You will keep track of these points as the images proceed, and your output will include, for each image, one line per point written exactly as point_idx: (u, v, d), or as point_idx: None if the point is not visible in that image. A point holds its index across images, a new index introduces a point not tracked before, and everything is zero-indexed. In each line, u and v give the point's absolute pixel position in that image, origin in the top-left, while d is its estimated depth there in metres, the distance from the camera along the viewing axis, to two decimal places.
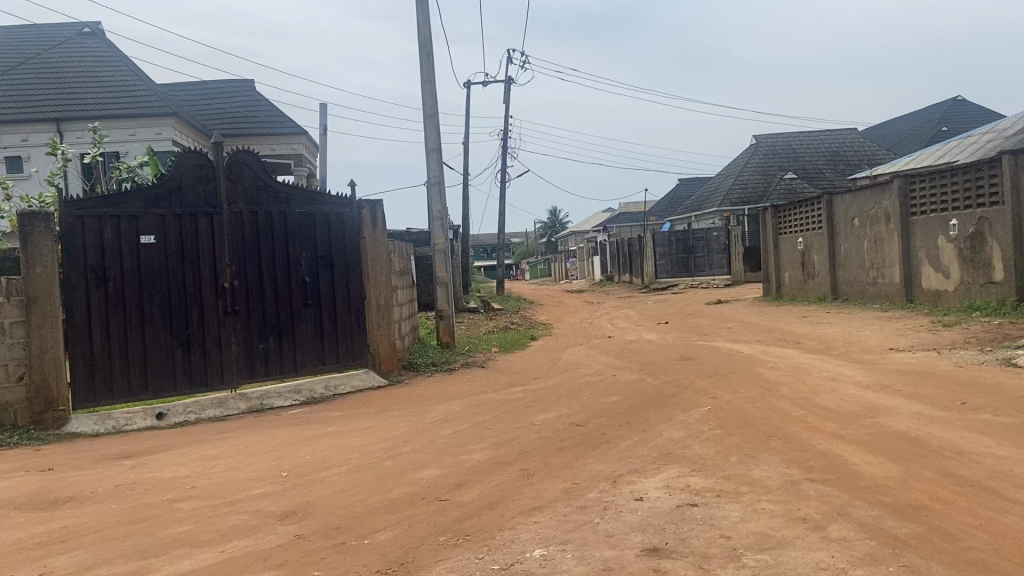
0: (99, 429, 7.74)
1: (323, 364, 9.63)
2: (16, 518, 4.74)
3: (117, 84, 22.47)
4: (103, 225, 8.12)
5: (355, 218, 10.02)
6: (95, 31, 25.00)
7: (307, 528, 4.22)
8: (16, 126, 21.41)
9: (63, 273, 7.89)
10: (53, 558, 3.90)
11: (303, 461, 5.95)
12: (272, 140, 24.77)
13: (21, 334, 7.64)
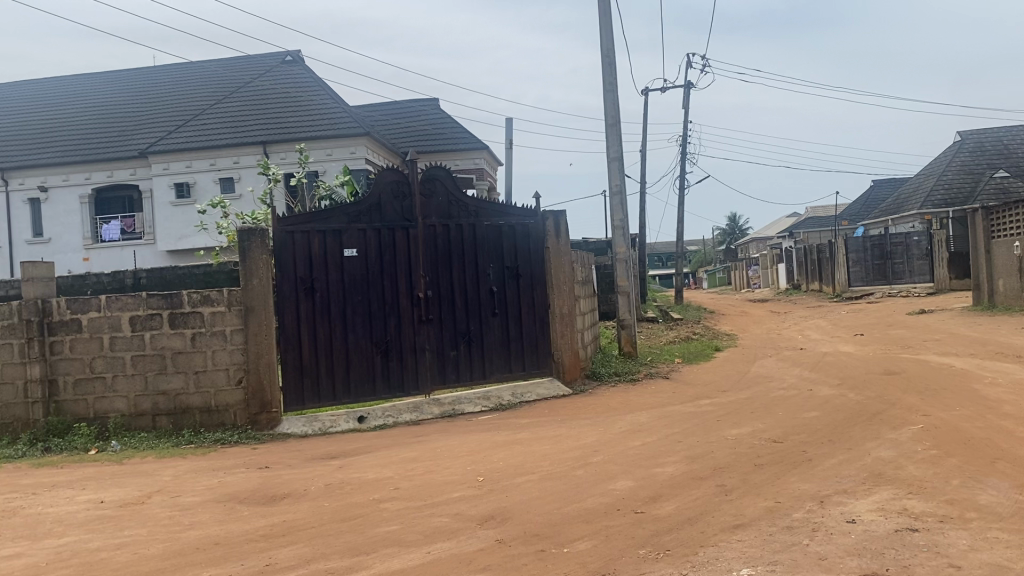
0: (308, 430, 8.28)
1: (510, 372, 9.82)
2: (243, 511, 5.14)
3: (317, 107, 24.06)
4: (311, 239, 8.69)
5: (540, 228, 10.16)
6: (296, 58, 26.89)
7: (507, 534, 4.30)
8: (230, 150, 23.39)
9: (277, 284, 8.51)
10: (276, 550, 4.18)
11: (498, 466, 6.08)
12: (456, 156, 25.67)
13: (239, 340, 8.35)
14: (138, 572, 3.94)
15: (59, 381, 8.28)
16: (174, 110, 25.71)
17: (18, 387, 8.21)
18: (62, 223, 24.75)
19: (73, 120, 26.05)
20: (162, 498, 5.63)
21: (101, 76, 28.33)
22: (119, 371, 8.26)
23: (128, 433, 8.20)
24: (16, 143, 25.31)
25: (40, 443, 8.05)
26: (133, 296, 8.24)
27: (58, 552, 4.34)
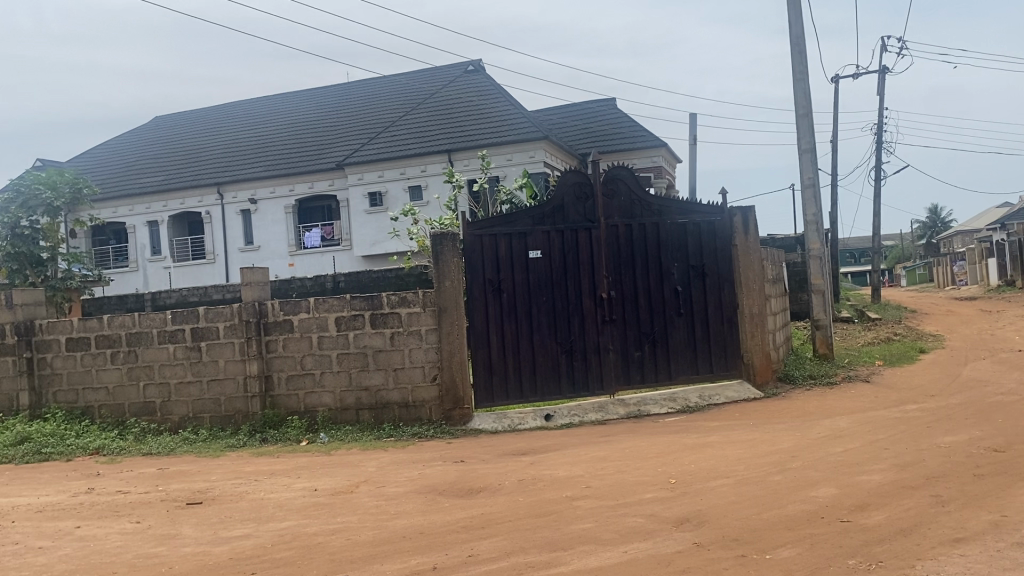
0: (497, 427, 8.51)
1: (697, 373, 9.63)
2: (443, 502, 5.37)
3: (498, 113, 24.64)
4: (499, 242, 8.93)
5: (726, 225, 9.87)
6: (478, 67, 27.70)
7: (705, 537, 4.23)
8: (417, 158, 24.43)
9: (466, 286, 8.81)
10: (477, 542, 4.33)
11: (690, 469, 5.99)
12: (634, 155, 25.48)
13: (433, 340, 8.71)
14: (352, 556, 4.20)
15: (273, 377, 8.99)
16: (366, 123, 27.19)
17: (239, 382, 9.02)
18: (269, 232, 26.75)
19: (277, 137, 28.14)
20: (368, 488, 5.97)
21: (300, 94, 30.44)
22: (326, 368, 8.85)
23: (334, 426, 8.78)
24: (229, 160, 27.67)
25: (258, 433, 8.78)
26: (338, 298, 8.79)
27: (281, 534, 4.71)
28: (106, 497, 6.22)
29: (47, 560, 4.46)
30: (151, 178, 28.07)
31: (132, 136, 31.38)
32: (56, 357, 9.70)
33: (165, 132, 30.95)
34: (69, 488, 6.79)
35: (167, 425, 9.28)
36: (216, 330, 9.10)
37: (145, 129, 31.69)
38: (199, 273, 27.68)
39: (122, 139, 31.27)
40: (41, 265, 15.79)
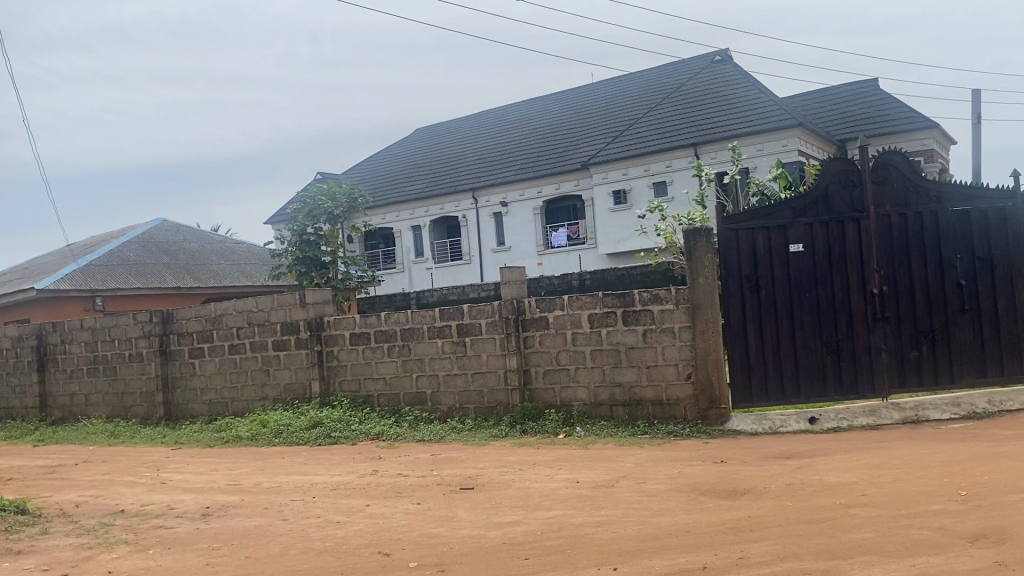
0: (757, 428, 8.22)
1: (985, 377, 8.73)
2: (707, 503, 5.28)
3: (748, 102, 23.81)
4: (756, 236, 8.62)
5: (1019, 211, 8.85)
6: (725, 57, 26.95)
7: (1008, 556, 3.82)
8: (664, 154, 24.21)
9: (722, 282, 8.58)
10: (748, 545, 4.21)
11: (983, 481, 5.44)
12: (901, 138, 23.58)
13: (687, 337, 8.58)
14: (619, 549, 4.26)
15: (531, 371, 9.31)
16: (613, 121, 27.37)
17: (500, 375, 9.46)
18: (520, 232, 27.70)
19: (527, 141, 29.10)
20: (630, 483, 6.02)
21: (548, 98, 31.26)
22: (580, 364, 9.03)
23: (589, 421, 8.95)
24: (483, 166, 29.03)
25: (518, 425, 9.16)
26: (591, 296, 8.93)
27: (549, 523, 4.87)
28: (388, 479, 6.77)
29: (344, 533, 4.94)
30: (414, 186, 30.16)
31: (398, 147, 33.84)
32: (341, 350, 10.70)
33: (426, 142, 33.09)
34: (356, 469, 7.47)
35: (436, 414, 9.94)
36: (479, 326, 9.60)
37: (409, 140, 34.05)
38: (457, 273, 29.25)
39: (389, 150, 33.81)
40: (325, 268, 17.51)
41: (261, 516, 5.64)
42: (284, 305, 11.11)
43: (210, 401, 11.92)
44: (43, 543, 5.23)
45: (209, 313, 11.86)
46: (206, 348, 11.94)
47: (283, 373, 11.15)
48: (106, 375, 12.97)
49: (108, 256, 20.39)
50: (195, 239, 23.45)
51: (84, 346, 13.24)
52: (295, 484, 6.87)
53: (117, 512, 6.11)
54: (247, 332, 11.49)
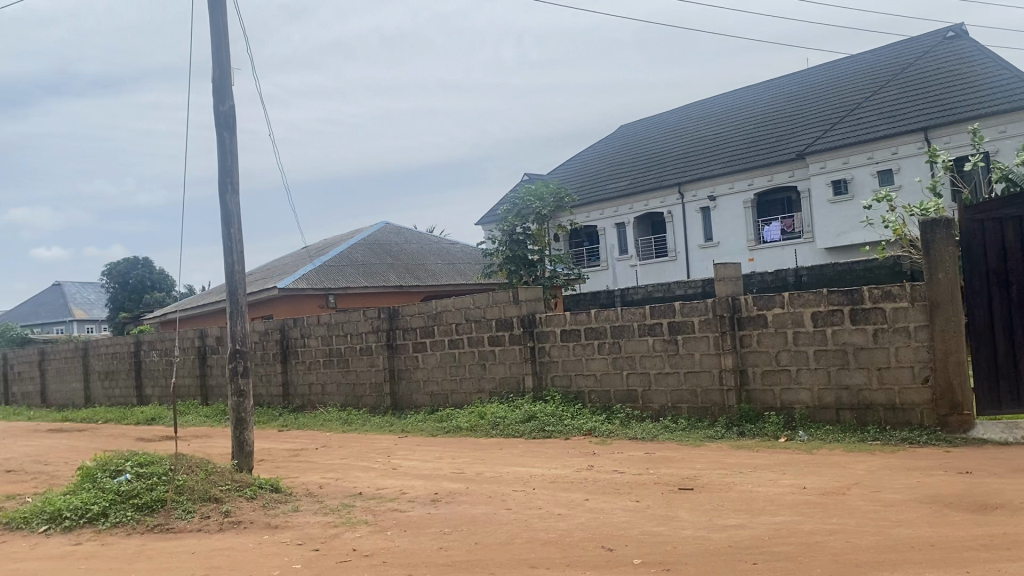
0: (1007, 437, 7.47)
1: None
2: (954, 516, 4.88)
3: (987, 80, 21.76)
4: (1005, 227, 7.85)
5: None
6: (959, 32, 24.78)
7: None
8: (889, 140, 22.63)
9: (966, 278, 7.89)
10: (1004, 564, 3.86)
11: None
12: None
13: (924, 337, 7.94)
14: (857, 559, 4.05)
15: (748, 372, 9.03)
16: (830, 107, 25.93)
17: (715, 375, 9.25)
18: (729, 227, 26.90)
19: (737, 132, 28.17)
20: (863, 491, 5.68)
21: (759, 87, 30.13)
22: (803, 364, 8.65)
23: (813, 424, 8.55)
24: (691, 160, 28.45)
25: (735, 427, 8.92)
26: (815, 293, 8.54)
27: (778, 529, 4.71)
28: (606, 475, 6.82)
29: (567, 526, 5.05)
30: (620, 182, 30.09)
31: (603, 145, 33.91)
32: (552, 346, 10.88)
33: (632, 138, 32.89)
34: (572, 463, 7.60)
35: (649, 413, 9.88)
36: (692, 324, 9.43)
37: (614, 137, 34.01)
38: (663, 271, 28.82)
39: (595, 148, 33.95)
40: (533, 266, 17.95)
41: (486, 504, 5.88)
42: (500, 303, 11.49)
43: (431, 393, 12.55)
44: (296, 520, 5.75)
45: (430, 310, 12.48)
46: (428, 343, 12.58)
47: (498, 368, 11.54)
48: (339, 366, 14.01)
49: (339, 257, 22.00)
50: (415, 241, 24.78)
51: (321, 340, 14.36)
52: (516, 475, 7.08)
53: (355, 494, 6.59)
54: (465, 327, 11.98)
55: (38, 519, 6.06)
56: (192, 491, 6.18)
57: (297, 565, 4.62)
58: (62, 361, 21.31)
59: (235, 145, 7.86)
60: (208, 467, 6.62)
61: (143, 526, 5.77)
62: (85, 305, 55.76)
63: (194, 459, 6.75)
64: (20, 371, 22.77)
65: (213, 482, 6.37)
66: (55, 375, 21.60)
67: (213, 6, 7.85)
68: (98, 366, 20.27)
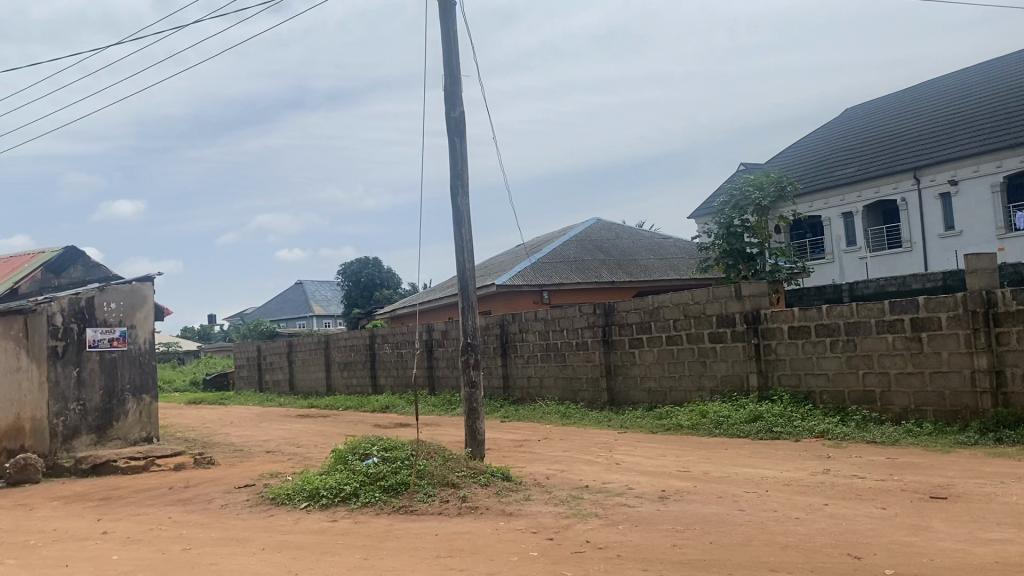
0: None
1: None
2: None
3: None
4: None
5: None
6: None
7: None
8: None
9: None
10: None
11: None
12: None
13: None
14: None
15: (1006, 373, 8.20)
16: None
17: (966, 376, 8.49)
18: (974, 214, 24.72)
19: (982, 109, 25.64)
20: None
21: (1008, 58, 27.25)
22: None
23: None
24: (927, 142, 26.26)
25: (990, 433, 8.13)
26: None
27: None
28: (845, 479, 6.47)
29: (806, 530, 4.84)
30: (845, 169, 28.35)
31: (826, 130, 32.07)
32: (779, 344, 10.45)
33: (858, 122, 30.86)
34: (805, 466, 7.26)
35: (888, 415, 9.24)
36: (938, 320, 8.72)
37: (837, 123, 32.10)
38: (898, 261, 27.20)
39: (816, 136, 32.22)
40: (752, 260, 17.36)
41: (717, 504, 5.76)
42: (720, 298, 11.20)
43: (650, 389, 12.47)
44: (529, 509, 5.93)
45: (647, 306, 12.38)
46: (645, 338, 12.51)
47: (720, 365, 11.27)
48: (557, 361, 14.25)
49: (554, 255, 22.38)
50: (628, 236, 24.72)
51: (538, 335, 14.69)
52: (746, 476, 6.88)
53: (583, 487, 6.69)
54: (684, 323, 11.81)
55: (299, 496, 6.67)
56: (432, 476, 6.56)
57: (533, 552, 4.77)
58: (307, 353, 23.25)
59: (465, 149, 8.22)
60: (445, 454, 6.98)
61: (390, 507, 6.19)
62: (323, 303, 60.51)
63: (432, 446, 7.14)
64: (272, 361, 25.09)
65: (451, 468, 6.72)
66: (302, 365, 23.60)
67: (443, 18, 8.25)
68: (337, 357, 21.95)
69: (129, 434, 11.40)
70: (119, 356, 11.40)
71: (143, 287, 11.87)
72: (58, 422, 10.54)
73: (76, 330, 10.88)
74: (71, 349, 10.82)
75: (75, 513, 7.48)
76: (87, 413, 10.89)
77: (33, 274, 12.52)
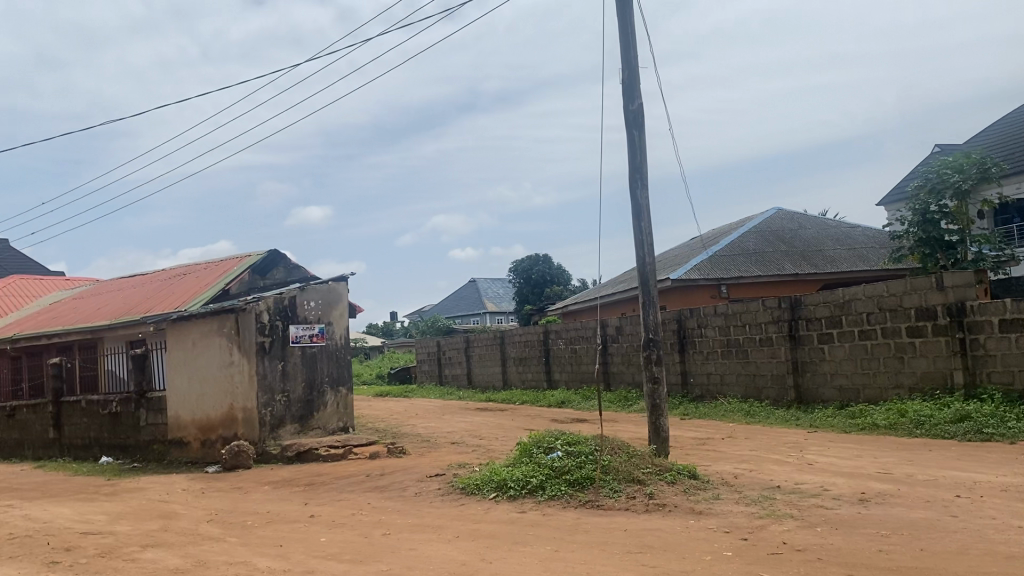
0: None
1: None
2: None
3: None
4: None
5: None
6: None
7: None
8: None
9: None
10: None
11: None
12: None
13: None
14: None
15: None
16: None
17: None
18: None
19: None
20: None
21: None
22: None
23: None
24: None
25: None
26: None
27: None
28: None
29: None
30: None
31: None
32: (988, 339, 9.64)
33: None
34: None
35: None
36: None
37: None
38: None
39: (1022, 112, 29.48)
40: (951, 248, 16.10)
41: (925, 509, 5.40)
42: (919, 290, 10.50)
43: (840, 387, 11.85)
44: (719, 508, 5.80)
45: (837, 299, 11.79)
46: (835, 333, 11.91)
47: (920, 362, 10.56)
48: (738, 357, 13.84)
49: (732, 247, 21.75)
50: (811, 226, 23.63)
51: (718, 330, 14.32)
52: (955, 480, 6.41)
53: (774, 487, 6.46)
54: (878, 317, 11.16)
55: (488, 487, 6.85)
56: (617, 472, 6.56)
57: (727, 552, 4.67)
58: (484, 348, 23.84)
59: (644, 141, 8.16)
60: (629, 449, 6.95)
61: (577, 501, 6.25)
62: (495, 300, 61.86)
63: (616, 441, 7.12)
64: (451, 356, 25.90)
65: (636, 464, 6.69)
66: (479, 360, 24.21)
67: (620, 11, 8.20)
68: (513, 353, 22.36)
69: (327, 424, 12.24)
70: (318, 351, 12.22)
71: (337, 287, 12.67)
72: (266, 413, 11.36)
73: (280, 327, 11.71)
74: (277, 344, 11.64)
75: (284, 497, 8.06)
76: (291, 404, 11.72)
77: (241, 276, 13.62)
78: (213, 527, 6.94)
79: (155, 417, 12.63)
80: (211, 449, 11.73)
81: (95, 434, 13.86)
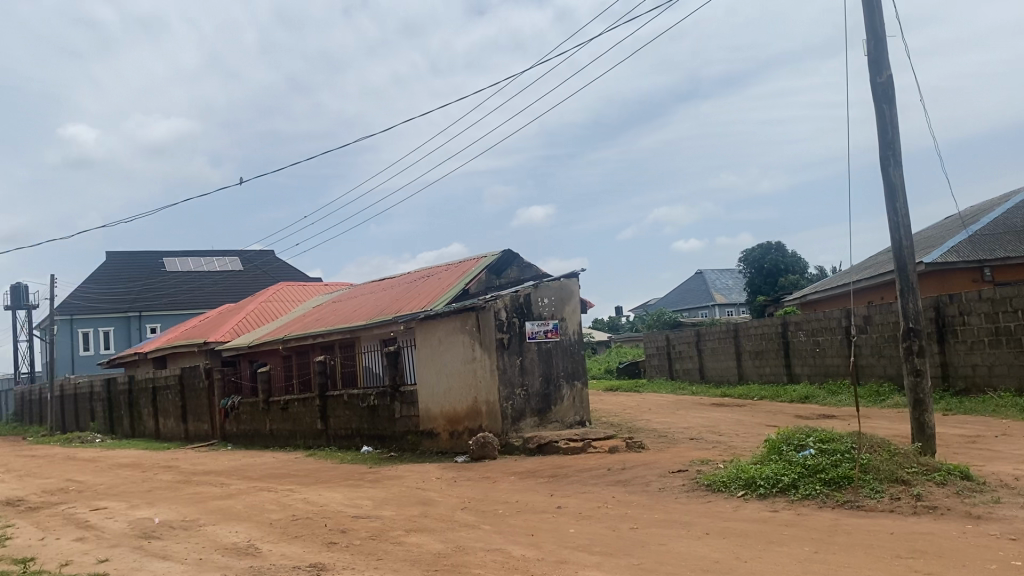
0: None
1: None
2: None
3: None
4: None
5: None
6: None
7: None
8: None
9: None
10: None
11: None
12: None
13: None
14: None
15: None
16: None
17: None
18: None
19: None
20: None
21: None
22: None
23: None
24: None
25: None
26: None
27: None
28: None
29: None
30: None
31: None
32: None
33: None
34: None
35: None
36: None
37: None
38: None
39: None
40: None
41: None
42: None
43: None
44: (1001, 512, 5.27)
45: None
46: None
47: None
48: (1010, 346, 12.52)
49: (995, 225, 19.69)
50: None
51: (984, 317, 13.01)
52: None
53: None
54: None
55: (736, 484, 6.67)
56: (878, 471, 6.16)
57: (1017, 561, 4.23)
58: (717, 341, 23.26)
59: (895, 115, 7.59)
60: (891, 448, 6.50)
61: (834, 501, 5.94)
62: (724, 291, 60.20)
63: (876, 439, 6.68)
64: (681, 350, 25.49)
65: (899, 463, 6.25)
66: (712, 353, 23.65)
67: None
68: (748, 345, 21.62)
69: (566, 417, 12.52)
70: (553, 346, 12.52)
71: (570, 283, 12.92)
72: (507, 406, 11.79)
73: (517, 323, 12.11)
74: (515, 340, 12.03)
75: (531, 488, 8.33)
76: (531, 397, 12.08)
77: (479, 276, 14.24)
78: (468, 514, 7.31)
79: (408, 409, 13.49)
80: (459, 440, 12.34)
81: (357, 425, 15.03)
